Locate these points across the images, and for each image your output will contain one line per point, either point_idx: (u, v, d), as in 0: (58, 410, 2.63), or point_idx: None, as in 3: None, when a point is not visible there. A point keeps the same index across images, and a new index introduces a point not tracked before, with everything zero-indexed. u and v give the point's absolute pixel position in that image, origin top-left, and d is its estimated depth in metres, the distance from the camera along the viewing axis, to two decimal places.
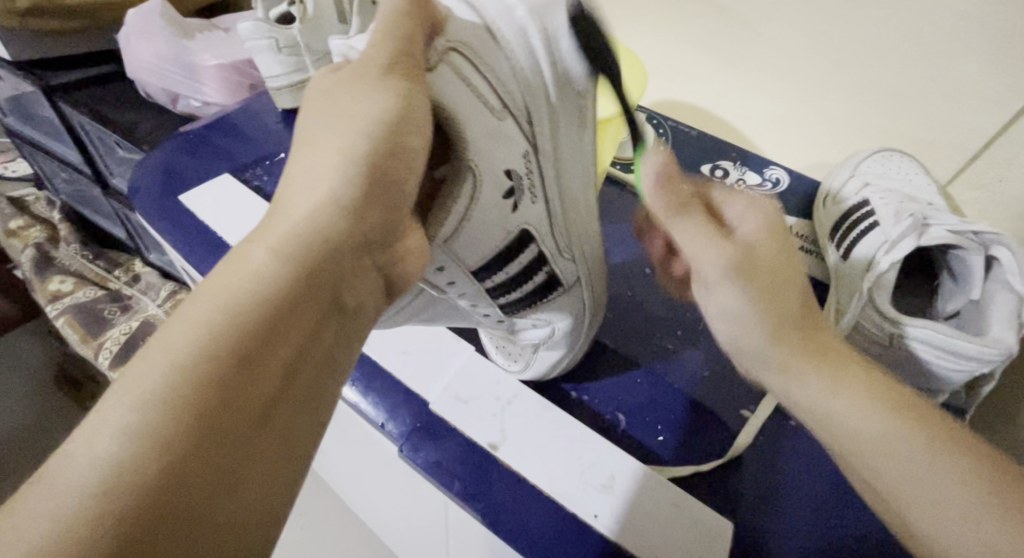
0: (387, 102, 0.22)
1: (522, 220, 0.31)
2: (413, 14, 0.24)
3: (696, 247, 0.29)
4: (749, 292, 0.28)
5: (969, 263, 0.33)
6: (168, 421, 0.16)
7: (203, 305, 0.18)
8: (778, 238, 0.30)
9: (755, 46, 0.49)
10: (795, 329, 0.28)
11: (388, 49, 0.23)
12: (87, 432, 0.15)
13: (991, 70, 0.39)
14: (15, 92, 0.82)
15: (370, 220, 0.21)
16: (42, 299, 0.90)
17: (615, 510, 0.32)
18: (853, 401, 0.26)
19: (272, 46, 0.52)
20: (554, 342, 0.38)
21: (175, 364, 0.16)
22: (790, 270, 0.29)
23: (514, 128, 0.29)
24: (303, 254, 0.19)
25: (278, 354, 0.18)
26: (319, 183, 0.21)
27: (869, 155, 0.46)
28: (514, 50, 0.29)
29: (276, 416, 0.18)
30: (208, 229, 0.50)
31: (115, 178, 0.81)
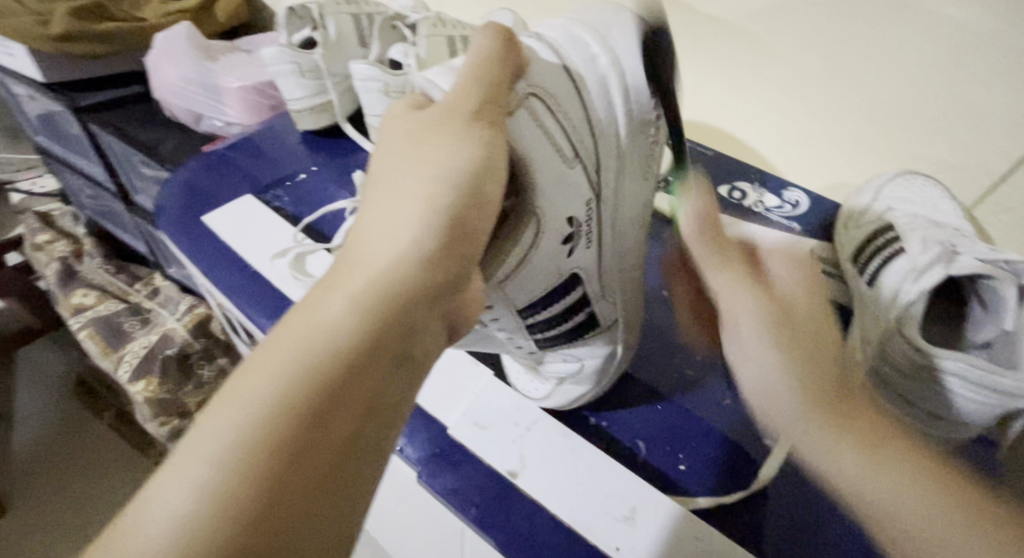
0: (464, 152, 0.22)
1: (574, 264, 0.32)
2: (503, 61, 0.25)
3: (723, 281, 0.35)
4: (777, 349, 0.32)
5: (1001, 293, 0.32)
6: (242, 476, 0.16)
7: (282, 356, 0.18)
8: (810, 283, 0.36)
9: (771, 67, 0.49)
10: (819, 388, 0.30)
11: (476, 95, 0.24)
12: (172, 479, 0.16)
13: (1013, 93, 0.39)
14: (45, 113, 0.84)
15: (446, 269, 0.21)
16: (65, 312, 0.92)
17: (637, 543, 0.32)
18: (884, 479, 0.27)
19: (294, 71, 0.54)
20: (580, 378, 0.37)
21: (253, 419, 0.17)
22: (820, 323, 0.34)
23: (580, 175, 0.30)
24: (378, 307, 0.19)
25: (346, 414, 0.18)
26: (401, 231, 0.21)
27: (891, 178, 0.45)
28: (592, 101, 0.30)
29: (341, 473, 0.18)
30: (229, 249, 0.51)
31: (138, 196, 0.83)
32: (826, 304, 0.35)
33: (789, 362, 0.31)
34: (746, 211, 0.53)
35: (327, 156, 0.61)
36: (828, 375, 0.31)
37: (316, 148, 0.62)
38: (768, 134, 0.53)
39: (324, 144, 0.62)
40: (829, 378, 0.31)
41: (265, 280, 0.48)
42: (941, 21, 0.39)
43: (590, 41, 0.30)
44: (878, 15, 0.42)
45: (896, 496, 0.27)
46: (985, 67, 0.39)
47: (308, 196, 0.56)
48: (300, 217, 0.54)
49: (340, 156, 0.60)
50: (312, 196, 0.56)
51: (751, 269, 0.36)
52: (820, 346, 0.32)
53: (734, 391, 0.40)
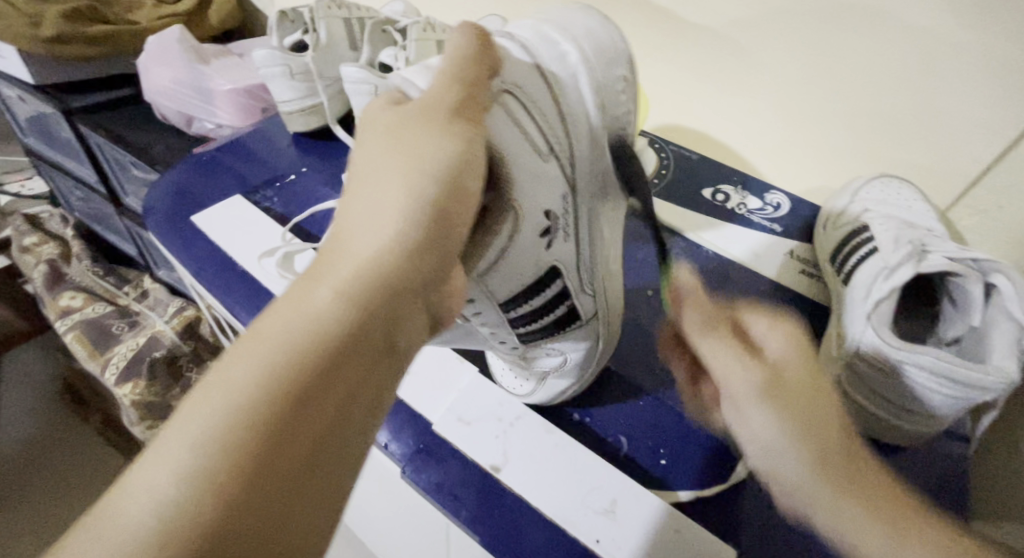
0: (446, 147, 0.23)
1: (553, 258, 0.33)
2: (479, 59, 0.27)
3: (723, 365, 0.32)
4: (781, 416, 0.29)
5: (968, 290, 0.33)
6: (225, 457, 0.17)
7: (266, 345, 0.19)
8: (806, 350, 0.32)
9: (751, 74, 0.50)
10: (838, 460, 0.28)
11: (455, 94, 0.25)
12: (155, 462, 0.17)
13: (982, 99, 0.40)
14: (36, 115, 0.85)
15: (428, 259, 0.22)
16: (52, 315, 0.92)
17: (617, 535, 0.32)
18: (858, 514, 0.26)
19: (285, 73, 0.54)
20: (564, 372, 0.38)
21: (236, 403, 0.18)
22: (822, 403, 0.30)
23: (556, 170, 0.31)
24: (363, 297, 0.20)
25: (330, 398, 0.19)
26: (387, 221, 0.22)
27: (868, 181, 0.46)
28: (566, 96, 0.31)
29: (324, 457, 0.18)
30: (218, 248, 0.51)
31: (127, 198, 0.83)
32: (820, 369, 0.31)
33: (819, 467, 0.28)
34: (730, 213, 0.54)
35: (317, 158, 0.61)
36: (841, 457, 0.28)
37: (307, 150, 0.62)
38: (751, 139, 0.54)
39: (315, 146, 0.63)
40: (836, 453, 0.28)
41: (252, 279, 0.48)
42: (913, 29, 0.40)
43: (558, 39, 0.32)
44: (853, 23, 0.43)
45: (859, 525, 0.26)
46: (955, 74, 0.40)
47: (298, 197, 0.57)
48: (289, 217, 0.54)
49: (330, 158, 0.61)
50: (302, 197, 0.57)
51: (743, 340, 0.33)
52: (827, 435, 0.28)
53: None
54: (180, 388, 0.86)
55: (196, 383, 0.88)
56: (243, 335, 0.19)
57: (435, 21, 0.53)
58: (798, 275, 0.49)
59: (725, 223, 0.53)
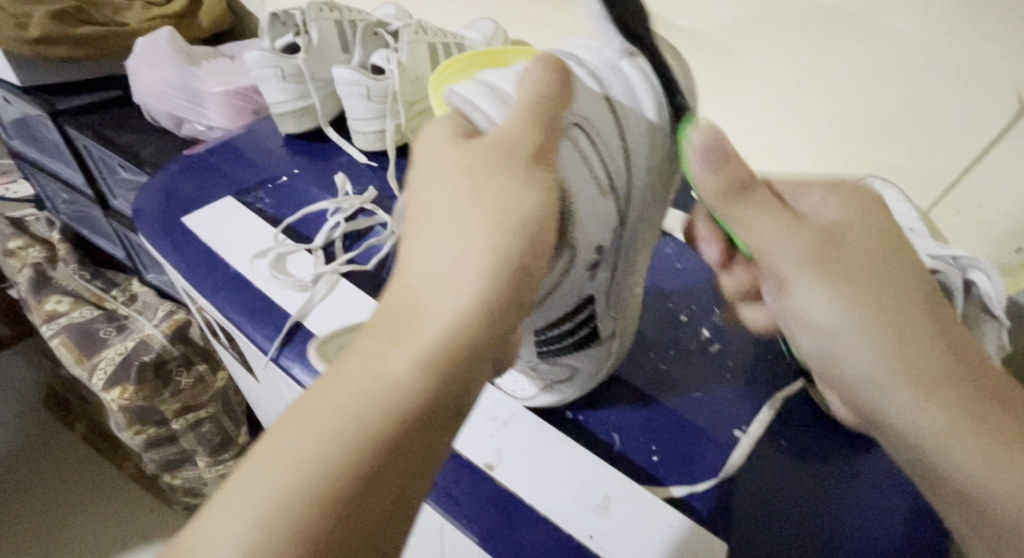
0: (529, 199, 0.22)
1: (595, 288, 0.32)
2: (559, 96, 0.24)
3: (765, 233, 0.28)
4: (845, 286, 0.27)
5: (949, 286, 0.35)
6: (297, 526, 0.19)
7: (341, 414, 0.20)
8: (867, 219, 0.29)
9: (739, 78, 0.51)
10: (887, 289, 0.27)
11: (532, 137, 0.23)
12: (231, 519, 0.19)
13: (962, 102, 0.41)
14: (21, 116, 0.84)
15: (501, 321, 0.22)
16: (37, 319, 0.90)
17: (612, 531, 0.33)
18: (909, 391, 0.26)
19: (277, 75, 0.54)
20: (570, 381, 0.38)
21: (309, 472, 0.19)
22: (897, 279, 0.27)
23: (613, 207, 0.29)
24: (439, 368, 0.21)
25: (398, 469, 0.20)
26: (463, 282, 0.21)
27: (852, 183, 0.47)
28: (628, 126, 0.28)
29: (389, 523, 0.20)
30: (209, 249, 0.51)
31: (116, 200, 0.83)
32: (892, 238, 0.28)
33: (866, 322, 0.27)
34: None
35: (309, 159, 0.61)
36: (928, 343, 0.26)
37: (298, 151, 0.62)
38: (739, 141, 0.55)
39: (306, 147, 0.63)
40: (908, 311, 0.27)
41: (244, 280, 0.48)
42: (894, 35, 0.41)
43: (617, 53, 0.28)
44: (837, 29, 0.44)
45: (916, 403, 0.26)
46: (937, 79, 0.41)
47: (290, 198, 0.57)
48: (282, 219, 0.54)
49: (322, 159, 0.61)
50: (295, 198, 0.57)
51: (781, 200, 0.30)
52: (898, 273, 0.27)
53: (705, 384, 0.42)
54: (169, 392, 0.84)
55: (185, 386, 0.85)
56: (322, 396, 0.21)
57: (426, 24, 0.53)
58: None
59: None
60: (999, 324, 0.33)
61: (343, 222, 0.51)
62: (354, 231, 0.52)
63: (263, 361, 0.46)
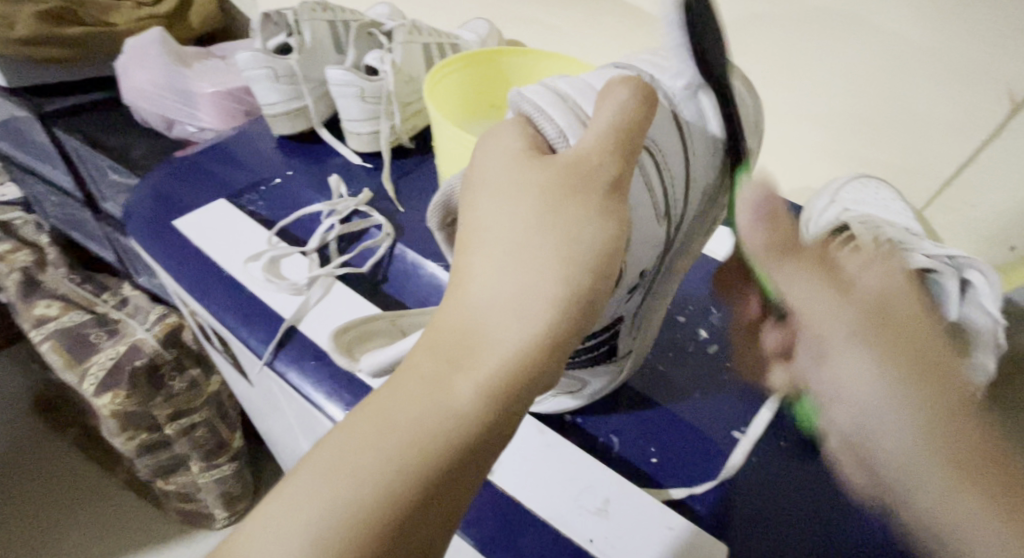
0: (597, 231, 0.22)
1: (624, 309, 0.32)
2: (644, 118, 0.23)
3: (802, 294, 0.32)
4: (879, 352, 0.30)
5: (944, 286, 0.35)
6: (354, 546, 0.19)
7: (405, 434, 0.20)
8: (900, 291, 0.33)
9: (734, 79, 0.51)
10: (926, 372, 0.29)
11: (613, 167, 0.23)
12: (288, 529, 0.19)
13: (954, 103, 0.41)
14: (8, 118, 0.82)
15: (562, 356, 0.22)
16: (26, 324, 0.89)
17: (610, 534, 0.33)
18: (971, 501, 0.26)
19: (269, 76, 0.53)
20: (579, 395, 0.38)
21: (369, 491, 0.19)
22: (926, 342, 0.31)
23: (662, 233, 0.30)
24: (503, 399, 0.21)
25: (454, 493, 0.20)
26: (534, 312, 0.21)
27: (847, 182, 0.47)
28: (687, 153, 0.29)
29: (438, 545, 0.20)
30: (199, 252, 0.50)
31: (105, 203, 0.82)
32: (923, 312, 0.31)
33: (901, 387, 0.29)
34: None
35: (303, 161, 0.61)
36: (970, 432, 0.28)
37: (291, 153, 0.62)
38: None
39: (299, 149, 0.62)
40: (953, 401, 0.29)
41: (237, 284, 0.47)
42: (886, 35, 0.42)
43: (676, 79, 0.29)
44: (829, 29, 0.44)
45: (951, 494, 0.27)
46: (928, 78, 0.42)
47: (284, 201, 0.56)
48: (275, 221, 0.54)
49: (315, 161, 0.60)
50: (289, 200, 0.56)
51: (827, 266, 0.33)
52: (944, 380, 0.29)
53: (703, 386, 0.42)
54: (162, 398, 0.83)
55: (177, 391, 0.84)
56: (385, 408, 0.21)
57: (420, 24, 0.53)
58: None
59: (706, 222, 0.53)
60: (992, 318, 0.32)
61: (337, 225, 0.50)
62: (349, 235, 0.52)
63: (257, 366, 0.46)
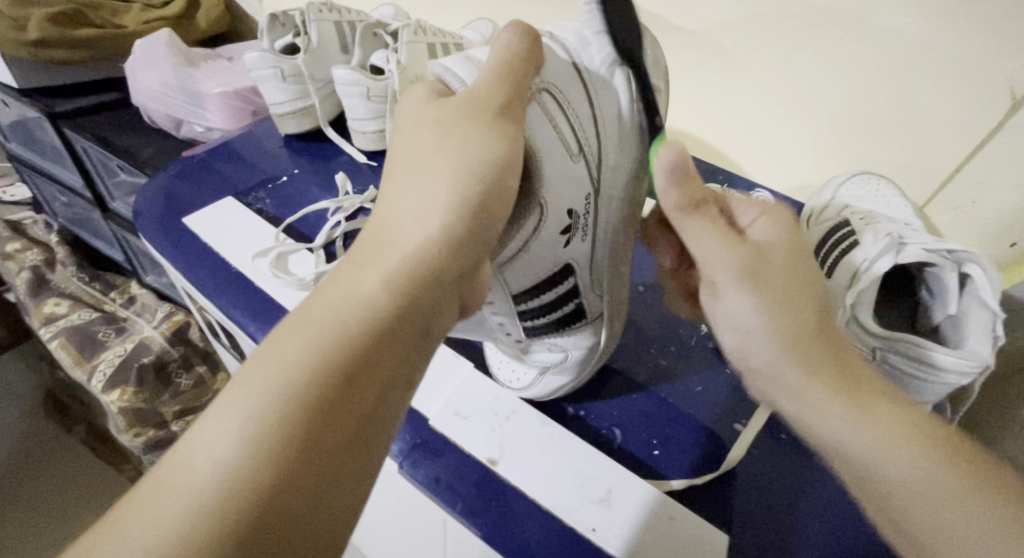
0: (490, 146, 0.25)
1: (569, 256, 0.34)
2: (528, 57, 0.27)
3: (705, 247, 0.30)
4: (761, 294, 0.29)
5: (944, 279, 0.35)
6: (275, 430, 0.19)
7: (323, 325, 0.21)
8: (796, 238, 0.31)
9: (737, 76, 0.51)
10: (813, 349, 0.28)
11: (502, 95, 0.26)
12: (213, 431, 0.19)
13: (955, 100, 0.42)
14: (19, 119, 0.83)
15: (464, 251, 0.23)
16: (35, 322, 0.90)
17: (612, 523, 0.33)
18: (877, 437, 0.25)
19: (277, 76, 0.54)
20: (564, 368, 0.39)
21: (288, 377, 0.19)
22: (804, 273, 0.30)
23: (583, 170, 0.32)
24: (407, 285, 0.22)
25: (373, 377, 0.20)
26: (431, 214, 0.23)
27: (849, 178, 0.48)
28: (595, 102, 0.32)
29: (364, 436, 0.20)
30: (210, 249, 0.51)
31: (115, 202, 0.83)
32: (805, 249, 0.31)
33: (789, 340, 0.28)
34: None
35: (309, 159, 0.62)
36: (837, 359, 0.28)
37: (297, 152, 0.62)
38: (735, 140, 0.56)
39: (305, 147, 0.63)
40: (817, 333, 0.29)
41: (245, 279, 0.48)
42: (887, 33, 0.42)
43: (596, 41, 0.32)
44: (831, 27, 0.44)
45: (884, 453, 0.25)
46: (929, 76, 0.42)
47: (291, 198, 0.57)
48: (282, 219, 0.55)
49: (321, 159, 0.61)
50: (295, 198, 0.57)
51: (725, 220, 0.31)
52: (806, 303, 0.29)
53: (705, 379, 0.42)
54: (169, 394, 0.85)
55: (184, 388, 0.86)
56: (297, 314, 0.21)
57: (425, 24, 0.54)
58: None
59: None
60: (992, 311, 0.32)
61: (342, 221, 0.51)
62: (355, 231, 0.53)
63: None
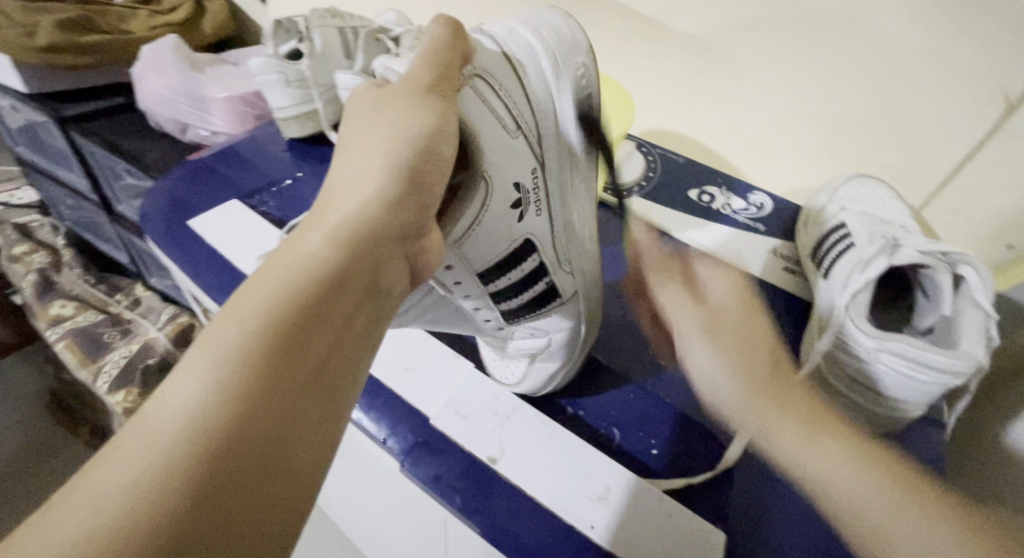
0: (420, 116, 0.25)
1: (527, 231, 0.34)
2: (452, 45, 0.28)
3: (673, 305, 0.39)
4: (720, 349, 0.35)
5: (938, 280, 0.35)
6: (233, 378, 0.18)
7: (271, 282, 0.20)
8: (747, 301, 0.38)
9: (737, 79, 0.52)
10: (765, 384, 0.33)
11: (431, 73, 0.26)
12: (170, 388, 0.18)
13: (952, 105, 0.42)
14: (27, 123, 0.85)
15: (406, 213, 0.24)
16: (41, 323, 0.91)
17: (612, 521, 0.34)
18: (844, 465, 0.29)
19: (282, 81, 0.54)
20: (550, 354, 0.40)
21: (242, 327, 0.19)
22: (753, 325, 0.36)
23: (523, 147, 0.32)
24: (352, 242, 0.22)
25: (326, 325, 0.20)
26: (367, 180, 0.23)
27: (846, 181, 0.48)
28: (531, 83, 0.33)
29: (323, 383, 0.20)
30: (214, 252, 0.52)
31: (120, 205, 0.84)
32: (755, 305, 0.37)
33: (738, 381, 0.34)
34: (714, 213, 0.55)
35: (312, 163, 0.63)
36: (791, 392, 0.32)
37: (301, 156, 0.64)
38: (733, 144, 0.56)
39: (309, 152, 0.64)
40: (762, 367, 0.34)
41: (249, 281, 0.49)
42: (885, 38, 0.43)
43: (525, 34, 0.34)
44: (829, 32, 0.45)
45: (847, 476, 0.28)
46: (926, 80, 0.42)
47: (294, 201, 0.58)
48: (285, 221, 0.55)
49: (325, 163, 0.62)
50: (298, 201, 0.58)
51: (688, 283, 0.39)
52: (757, 357, 0.34)
53: None
54: None
55: None
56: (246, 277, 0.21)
57: None
58: (782, 272, 0.51)
59: (706, 221, 0.54)
60: (984, 312, 0.33)
61: None
62: None
63: None
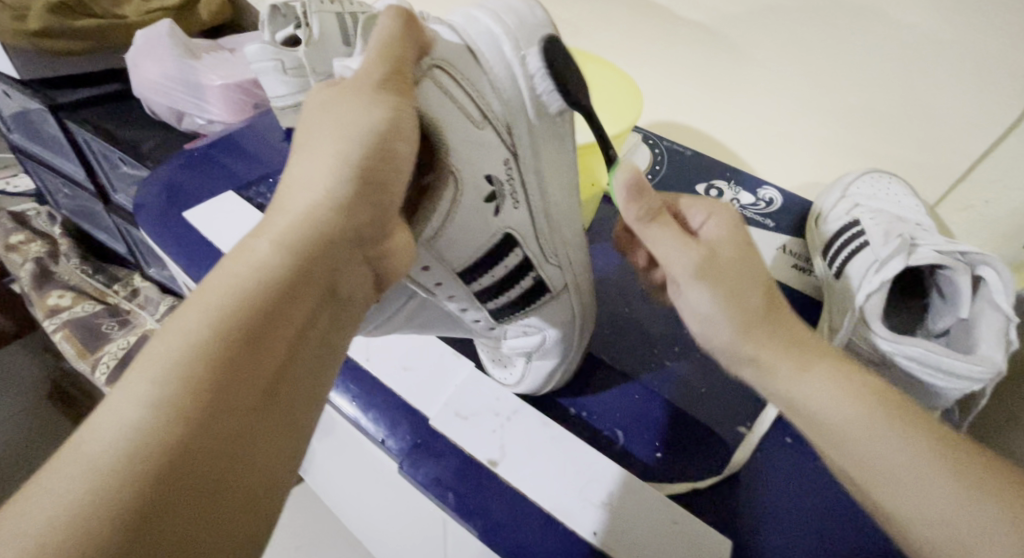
0: (375, 113, 0.23)
1: (505, 225, 0.32)
2: (404, 38, 0.26)
3: (669, 253, 0.32)
4: (716, 293, 0.31)
5: (957, 282, 0.34)
6: (179, 394, 0.17)
7: (217, 293, 0.19)
8: (737, 231, 0.33)
9: (746, 68, 0.50)
10: (762, 324, 0.30)
11: (379, 68, 0.24)
12: (112, 406, 0.17)
13: (969, 96, 0.41)
14: (21, 109, 0.83)
15: (365, 213, 0.23)
16: (39, 314, 0.90)
17: (615, 527, 0.33)
18: (836, 393, 0.28)
19: (278, 68, 0.51)
20: (545, 351, 0.39)
21: (189, 339, 0.18)
22: (749, 269, 0.32)
23: (494, 137, 0.29)
24: (303, 247, 0.21)
25: (280, 333, 0.19)
26: (316, 185, 0.22)
27: (859, 176, 0.47)
28: (493, 69, 0.30)
29: (278, 394, 0.19)
30: (209, 244, 0.51)
31: (116, 195, 0.83)
32: (752, 249, 0.32)
33: (732, 319, 0.30)
34: None
35: None
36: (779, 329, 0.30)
37: None
38: (743, 136, 0.55)
39: None
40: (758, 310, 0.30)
41: None
42: (902, 26, 0.41)
43: (483, 16, 0.31)
44: (843, 19, 0.43)
45: (886, 447, 0.26)
46: (943, 70, 0.41)
47: None
48: None
49: None
50: None
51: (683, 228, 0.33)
52: (752, 292, 0.31)
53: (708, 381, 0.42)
54: None
55: None
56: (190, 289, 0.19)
57: None
58: (791, 270, 0.49)
59: None
60: (1004, 315, 0.32)
61: None
62: None
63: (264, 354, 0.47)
